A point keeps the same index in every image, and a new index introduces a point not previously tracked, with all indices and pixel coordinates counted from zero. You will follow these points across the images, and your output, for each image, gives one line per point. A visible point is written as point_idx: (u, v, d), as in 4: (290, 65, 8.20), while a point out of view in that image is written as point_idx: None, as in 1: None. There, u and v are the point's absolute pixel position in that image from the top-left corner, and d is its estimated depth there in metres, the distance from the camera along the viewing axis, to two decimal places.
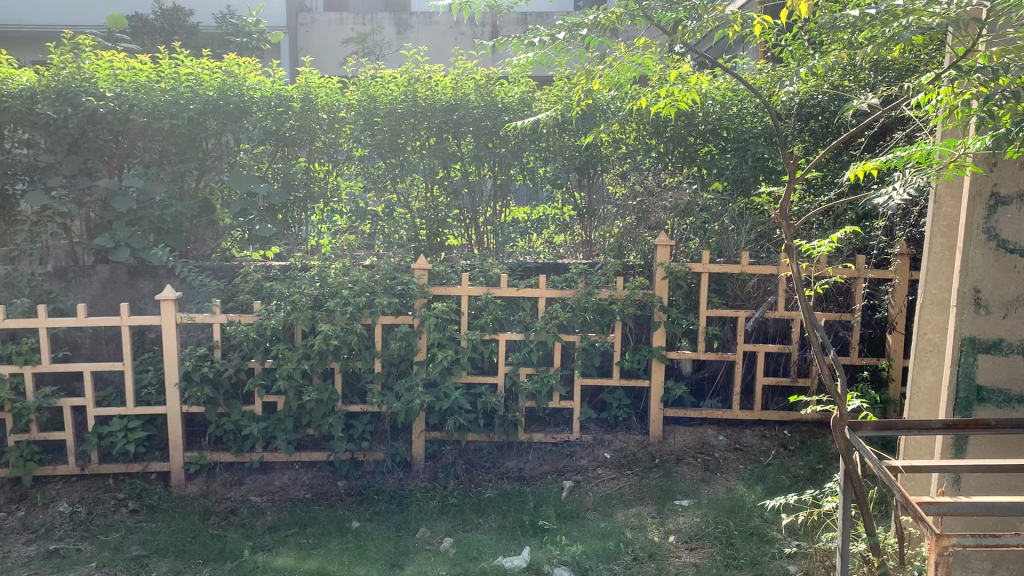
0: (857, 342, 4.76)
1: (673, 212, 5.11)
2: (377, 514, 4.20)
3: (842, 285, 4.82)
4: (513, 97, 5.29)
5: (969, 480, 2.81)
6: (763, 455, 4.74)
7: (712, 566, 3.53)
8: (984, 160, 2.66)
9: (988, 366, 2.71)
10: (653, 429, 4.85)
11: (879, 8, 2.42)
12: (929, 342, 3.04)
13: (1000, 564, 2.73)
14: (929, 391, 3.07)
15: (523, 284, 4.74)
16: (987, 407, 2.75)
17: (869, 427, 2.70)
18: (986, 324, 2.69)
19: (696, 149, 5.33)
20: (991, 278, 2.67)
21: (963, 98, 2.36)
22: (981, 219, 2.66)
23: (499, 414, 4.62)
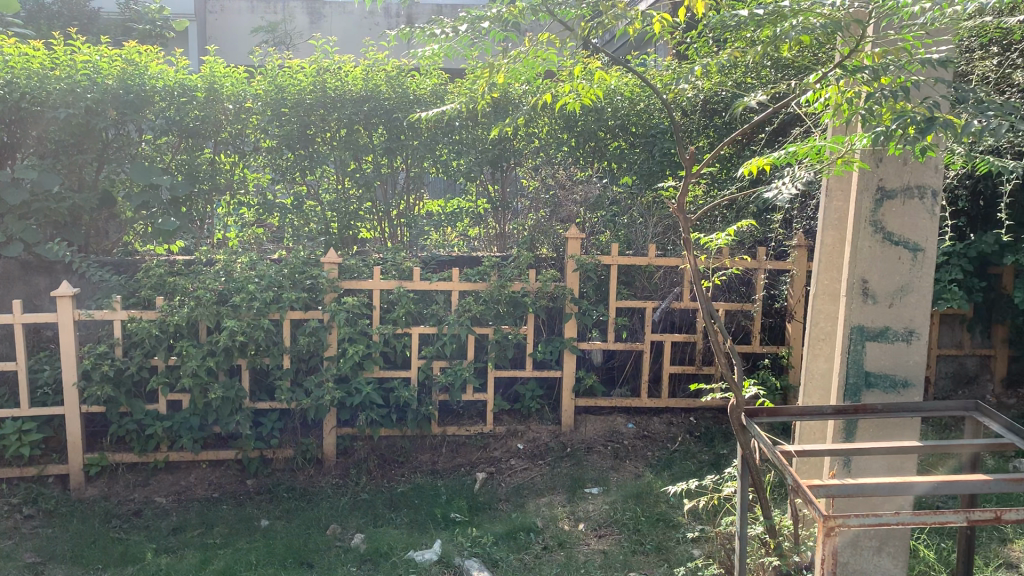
0: (759, 331, 4.92)
1: (584, 205, 5.23)
2: (286, 512, 4.14)
3: (744, 276, 4.97)
4: (424, 90, 5.27)
5: (858, 463, 2.95)
6: (670, 442, 4.88)
7: (619, 552, 3.60)
8: (871, 155, 2.77)
9: (875, 353, 2.84)
10: (564, 419, 4.91)
11: (768, 8, 2.49)
12: (821, 330, 3.16)
13: (886, 542, 2.88)
14: (822, 377, 3.19)
15: (435, 277, 4.72)
16: (875, 392, 2.87)
17: (764, 414, 2.79)
18: (873, 313, 2.81)
19: (605, 144, 5.44)
20: (878, 268, 2.79)
21: (848, 96, 2.45)
22: (869, 212, 2.77)
23: (412, 408, 4.60)
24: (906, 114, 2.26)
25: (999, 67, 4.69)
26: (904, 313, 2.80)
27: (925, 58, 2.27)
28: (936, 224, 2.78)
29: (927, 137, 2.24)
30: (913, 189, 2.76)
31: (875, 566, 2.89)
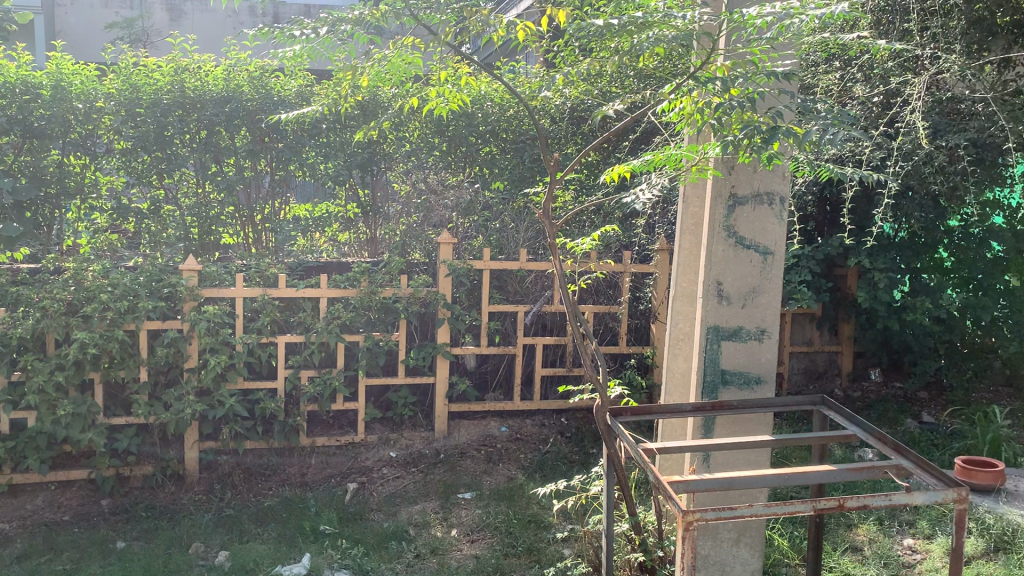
0: (625, 332, 5.06)
1: (456, 210, 5.26)
2: (145, 532, 3.93)
3: (610, 279, 5.10)
4: (289, 91, 5.16)
5: (716, 458, 3.07)
6: (542, 444, 4.94)
7: (491, 556, 3.61)
8: (724, 163, 2.89)
9: (731, 352, 2.96)
10: (437, 425, 4.88)
11: (624, 19, 2.54)
12: (681, 331, 3.27)
13: (744, 533, 3.00)
14: (682, 377, 3.30)
15: (302, 284, 4.59)
16: (731, 389, 2.99)
17: (627, 413, 2.87)
18: (728, 314, 2.93)
19: (476, 149, 5.44)
20: (731, 271, 2.92)
21: (700, 106, 2.54)
22: (722, 218, 2.89)
23: (279, 419, 4.47)
24: (752, 124, 2.38)
25: (841, 81, 5.01)
26: (755, 313, 2.94)
27: (770, 71, 2.39)
28: (784, 229, 2.93)
29: (772, 146, 2.36)
30: (763, 197, 2.90)
31: (734, 557, 3.01)
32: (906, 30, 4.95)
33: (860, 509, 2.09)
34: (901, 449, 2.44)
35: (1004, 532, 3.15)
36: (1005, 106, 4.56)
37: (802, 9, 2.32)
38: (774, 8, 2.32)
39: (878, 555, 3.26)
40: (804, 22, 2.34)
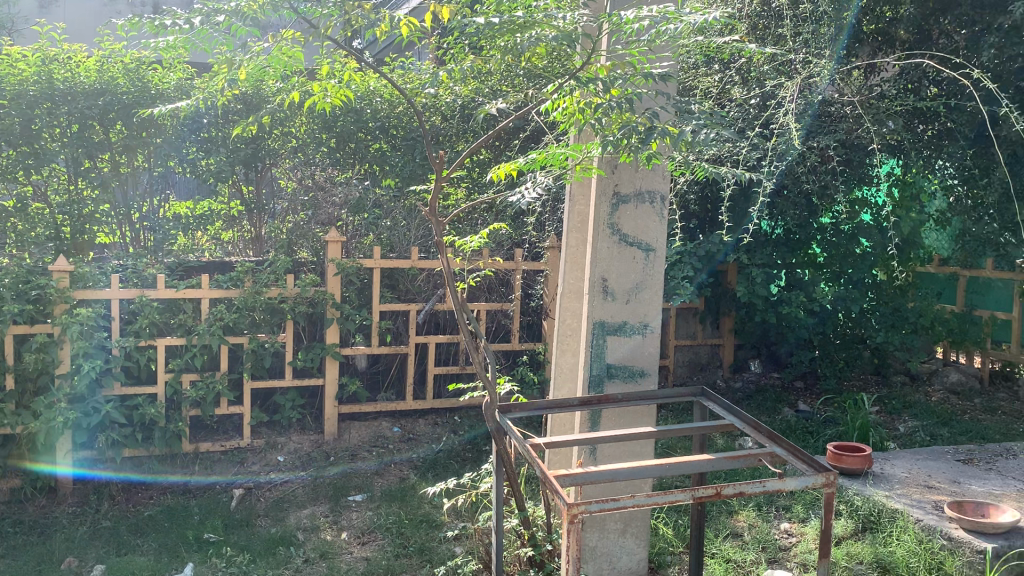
0: (517, 329, 5.10)
1: (344, 208, 5.18)
2: (12, 549, 3.70)
3: (501, 277, 5.14)
4: (168, 84, 4.95)
5: (603, 451, 3.12)
6: (435, 442, 4.92)
7: (382, 558, 3.56)
8: (607, 163, 2.95)
9: (616, 346, 3.01)
10: (328, 427, 4.79)
11: (506, 18, 2.54)
12: (569, 327, 3.31)
13: (629, 524, 3.08)
14: (570, 371, 3.33)
15: (183, 284, 4.43)
16: (616, 382, 3.04)
17: (517, 409, 2.88)
18: (612, 309, 2.99)
19: (365, 145, 5.37)
20: (615, 268, 2.97)
21: (582, 105, 2.57)
22: (607, 215, 2.95)
23: (160, 426, 4.30)
24: (630, 124, 2.45)
25: (720, 83, 5.21)
26: (639, 309, 3.01)
27: (647, 73, 2.46)
28: (664, 226, 3.02)
29: (649, 146, 2.43)
30: (644, 195, 2.97)
31: (620, 547, 3.08)
32: (779, 35, 5.19)
33: (736, 495, 2.17)
34: (774, 437, 2.55)
35: (872, 513, 3.32)
36: (869, 110, 4.83)
37: (678, 14, 2.40)
38: (652, 12, 2.39)
39: (757, 540, 3.39)
40: (678, 27, 2.42)
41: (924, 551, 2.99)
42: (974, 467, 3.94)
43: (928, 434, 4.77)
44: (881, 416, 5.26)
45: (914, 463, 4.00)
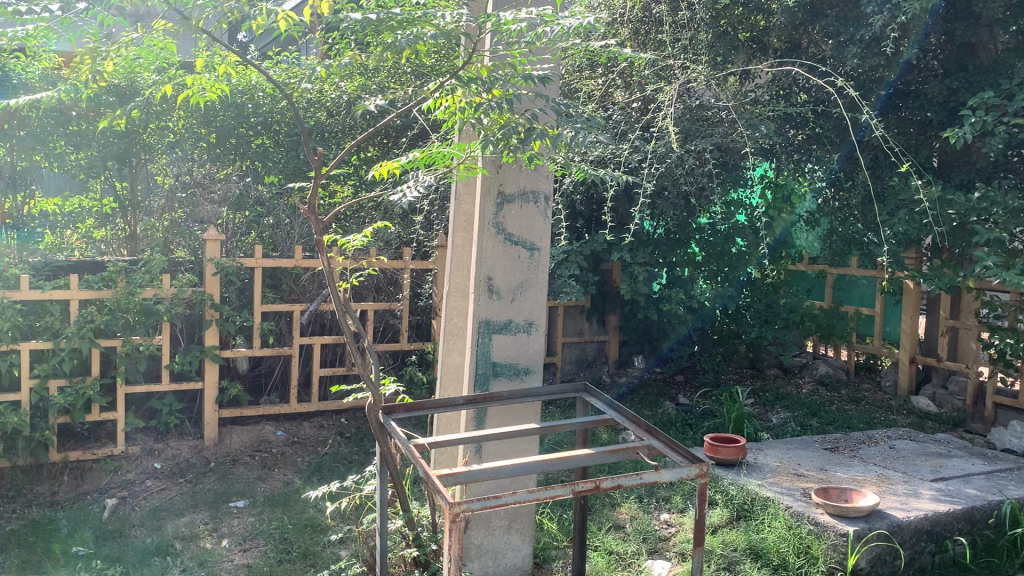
0: (405, 329, 5.07)
1: (225, 205, 5.12)
2: None
3: (389, 276, 5.11)
4: (30, 74, 4.70)
5: (488, 449, 3.13)
6: (321, 446, 4.84)
7: (264, 564, 3.47)
8: (492, 162, 2.96)
9: (501, 345, 3.03)
10: (208, 432, 4.64)
11: (386, 15, 2.52)
12: (455, 326, 3.25)
13: (514, 520, 3.11)
14: (457, 371, 3.27)
15: (49, 285, 4.20)
16: (501, 380, 3.06)
17: (400, 410, 2.85)
18: (497, 308, 3.00)
19: (248, 141, 5.19)
20: (500, 267, 2.99)
21: (463, 104, 2.58)
22: (492, 215, 2.96)
23: (24, 435, 4.05)
24: (511, 125, 2.47)
25: (603, 86, 5.32)
26: (524, 307, 3.04)
27: (527, 74, 2.49)
28: (548, 225, 3.07)
29: (529, 145, 2.46)
30: (528, 194, 3.01)
31: (506, 544, 3.11)
32: (659, 41, 5.37)
33: (614, 488, 2.23)
34: (652, 430, 2.62)
35: (745, 501, 3.47)
36: (743, 115, 5.02)
37: (554, 17, 2.44)
38: (530, 14, 2.41)
39: (638, 531, 3.48)
40: (557, 29, 2.45)
41: (792, 536, 3.14)
42: (839, 455, 4.16)
43: (799, 424, 5.01)
44: (756, 408, 5.48)
45: (786, 452, 4.19)
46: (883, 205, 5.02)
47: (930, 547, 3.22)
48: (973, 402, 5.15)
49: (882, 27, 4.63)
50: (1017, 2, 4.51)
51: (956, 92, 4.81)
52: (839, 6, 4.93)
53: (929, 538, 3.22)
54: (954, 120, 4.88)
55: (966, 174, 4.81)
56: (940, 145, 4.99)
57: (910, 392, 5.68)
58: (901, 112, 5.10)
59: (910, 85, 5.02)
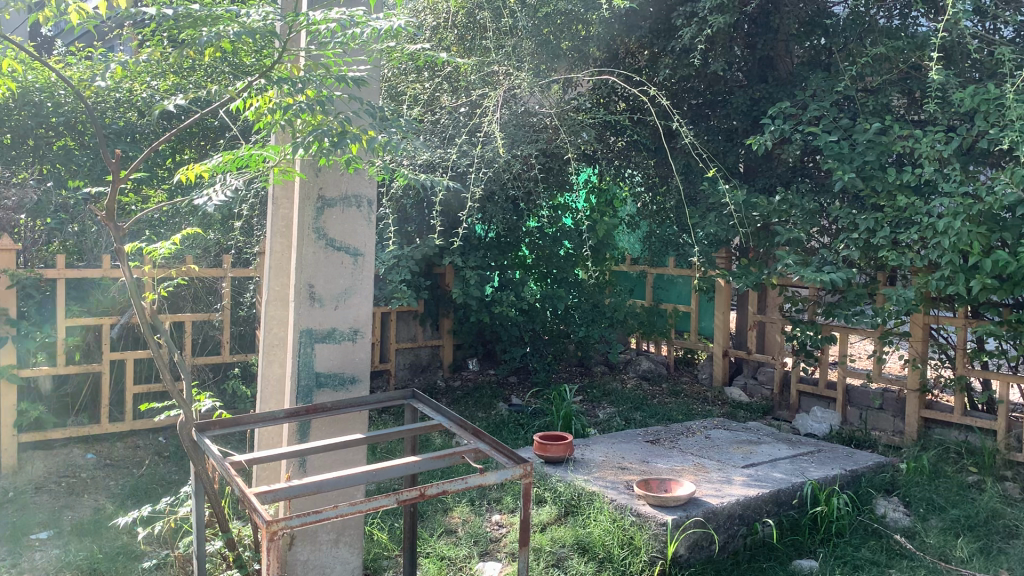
0: (227, 340, 4.88)
1: (20, 210, 4.62)
2: None
3: (209, 284, 4.92)
4: None
5: (313, 462, 3.02)
6: (136, 467, 4.53)
7: None
8: (310, 166, 2.88)
9: (324, 354, 2.93)
10: (5, 459, 4.26)
11: (182, 9, 2.40)
12: (275, 336, 3.11)
13: (343, 533, 3.03)
14: (278, 383, 3.14)
15: None
16: (326, 391, 2.96)
17: (216, 426, 2.66)
18: (320, 316, 2.91)
19: (47, 142, 4.80)
20: (321, 274, 2.90)
21: (272, 104, 2.50)
22: (312, 220, 2.87)
23: None
24: (323, 128, 2.42)
25: (429, 90, 5.32)
26: (348, 315, 2.96)
27: (341, 75, 2.44)
28: (372, 230, 3.00)
29: (344, 148, 2.42)
30: (351, 199, 2.94)
31: (334, 558, 3.03)
32: (484, 47, 5.40)
33: (439, 495, 2.21)
34: (479, 434, 2.62)
35: (573, 497, 3.55)
36: (566, 122, 5.16)
37: (366, 18, 2.41)
38: (340, 15, 2.37)
39: (470, 535, 3.48)
40: (369, 31, 2.42)
41: (617, 528, 3.24)
42: (660, 446, 4.35)
43: (624, 419, 5.19)
44: (584, 405, 5.65)
45: (611, 447, 4.33)
46: (696, 208, 5.29)
47: (741, 530, 3.42)
48: (779, 391, 5.52)
49: (691, 38, 4.85)
50: (808, 20, 4.85)
51: (759, 102, 5.12)
52: (651, 18, 5.13)
53: (741, 521, 3.41)
54: (756, 128, 5.21)
55: (768, 178, 5.14)
56: (745, 153, 5.32)
57: (724, 383, 6.02)
58: (711, 121, 5.40)
59: (718, 95, 5.31)
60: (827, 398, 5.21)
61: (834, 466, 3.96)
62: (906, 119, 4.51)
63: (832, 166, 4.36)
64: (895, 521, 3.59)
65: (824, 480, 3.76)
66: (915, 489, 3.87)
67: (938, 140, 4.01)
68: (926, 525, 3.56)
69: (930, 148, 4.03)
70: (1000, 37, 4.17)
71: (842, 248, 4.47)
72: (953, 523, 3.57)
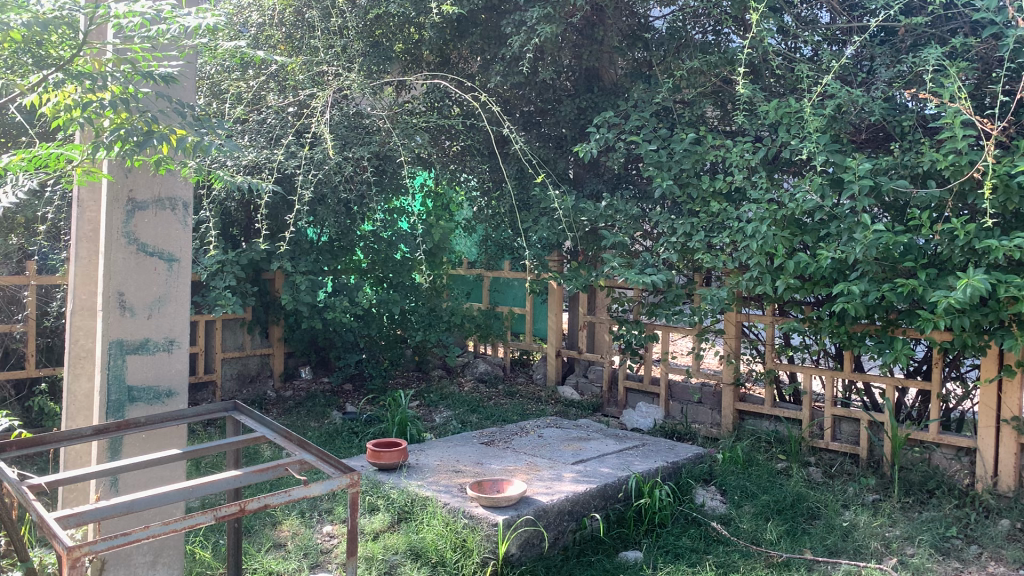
0: (31, 353, 4.55)
1: None
2: None
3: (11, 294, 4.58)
4: None
5: (125, 480, 2.84)
6: None
7: None
8: (119, 168, 2.71)
9: (136, 366, 2.76)
10: None
11: None
12: (82, 348, 2.90)
13: (160, 554, 2.86)
14: (85, 398, 2.93)
15: None
16: (138, 406, 2.79)
17: (12, 448, 2.44)
18: (131, 326, 2.74)
19: None
20: (132, 281, 2.73)
21: (70, 101, 2.36)
22: (122, 224, 2.71)
23: None
24: (126, 127, 2.31)
25: (255, 90, 5.17)
26: (163, 325, 2.80)
27: (146, 72, 2.34)
28: (188, 236, 2.86)
29: (150, 149, 2.31)
30: (164, 202, 2.79)
31: None
32: (312, 46, 5.31)
33: (260, 509, 2.14)
34: (304, 444, 2.56)
35: (406, 504, 3.52)
36: (398, 125, 5.10)
37: (174, 15, 2.33)
38: (144, 8, 2.27)
39: (299, 548, 3.38)
40: (177, 28, 2.34)
41: (449, 532, 3.25)
42: (494, 448, 4.40)
43: (459, 422, 5.22)
44: (420, 410, 5.64)
45: (445, 450, 4.33)
46: (528, 213, 5.40)
47: (571, 525, 3.51)
48: (609, 388, 5.71)
49: (520, 46, 4.93)
50: (631, 33, 5.05)
51: (585, 111, 5.30)
52: (482, 25, 5.17)
53: (570, 517, 3.50)
54: (584, 136, 5.39)
55: (596, 184, 5.33)
56: (574, 160, 5.48)
57: (559, 382, 6.16)
58: (541, 128, 5.53)
59: (547, 102, 5.46)
60: (651, 394, 5.46)
61: (657, 459, 4.14)
62: (718, 130, 4.81)
63: (651, 173, 4.57)
64: (713, 509, 3.81)
65: (648, 473, 3.93)
66: (730, 478, 4.11)
67: (747, 150, 4.30)
68: (741, 511, 3.79)
69: (739, 157, 4.31)
70: (800, 56, 4.49)
71: (662, 252, 4.70)
72: (764, 508, 3.82)
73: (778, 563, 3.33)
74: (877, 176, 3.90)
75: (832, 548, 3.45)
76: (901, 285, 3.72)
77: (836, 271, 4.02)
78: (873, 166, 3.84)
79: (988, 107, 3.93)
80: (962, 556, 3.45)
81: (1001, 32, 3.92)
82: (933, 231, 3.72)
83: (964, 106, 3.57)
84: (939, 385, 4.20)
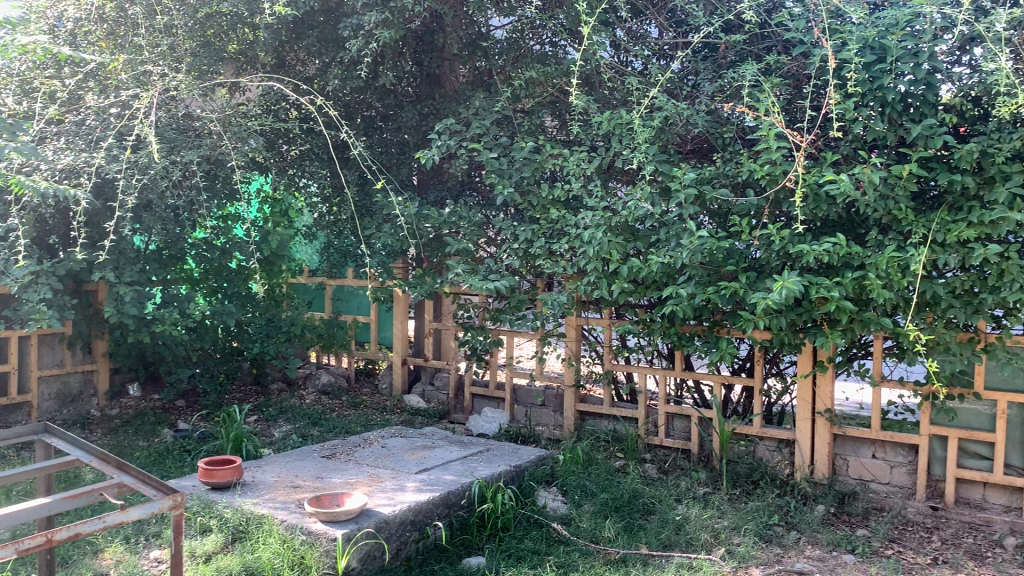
0: None
1: None
2: None
3: None
4: None
5: None
6: None
7: None
8: None
9: None
10: None
11: None
12: None
13: None
14: None
15: None
16: None
17: None
18: None
19: None
20: None
21: None
22: None
23: None
24: None
25: (71, 89, 4.84)
26: None
27: None
28: None
29: None
30: None
31: None
32: (135, 44, 5.03)
33: (71, 538, 2.01)
34: (124, 466, 2.42)
35: (241, 522, 3.39)
36: (230, 128, 4.88)
37: None
38: None
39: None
40: None
41: (286, 549, 3.15)
42: (335, 460, 4.31)
43: (300, 436, 5.07)
44: (259, 424, 5.45)
45: (284, 465, 4.20)
46: (369, 220, 5.32)
47: (414, 535, 3.48)
48: (455, 394, 5.73)
49: (358, 51, 4.84)
50: (469, 42, 5.06)
51: (427, 118, 5.29)
52: (319, 27, 5.06)
53: (413, 527, 3.47)
54: (426, 143, 5.38)
55: (439, 192, 5.31)
56: (417, 166, 5.45)
57: (405, 391, 6.12)
58: (382, 134, 5.47)
59: (388, 108, 5.43)
60: (496, 399, 5.51)
61: (500, 463, 4.19)
62: (556, 138, 4.91)
63: (493, 180, 4.61)
64: (554, 510, 3.88)
65: (491, 477, 3.96)
66: (570, 478, 4.20)
67: (582, 160, 4.41)
68: (580, 510, 3.88)
69: (576, 166, 4.41)
70: (631, 69, 4.66)
71: (505, 258, 4.74)
72: (602, 506, 3.93)
73: (616, 559, 3.44)
74: (702, 185, 4.11)
75: (665, 541, 3.59)
76: (724, 287, 3.93)
77: (666, 275, 4.19)
78: (697, 175, 4.04)
79: (800, 120, 4.22)
80: (783, 541, 3.68)
81: (809, 52, 4.24)
82: (752, 236, 3.94)
83: (777, 119, 3.81)
84: (762, 380, 4.46)
